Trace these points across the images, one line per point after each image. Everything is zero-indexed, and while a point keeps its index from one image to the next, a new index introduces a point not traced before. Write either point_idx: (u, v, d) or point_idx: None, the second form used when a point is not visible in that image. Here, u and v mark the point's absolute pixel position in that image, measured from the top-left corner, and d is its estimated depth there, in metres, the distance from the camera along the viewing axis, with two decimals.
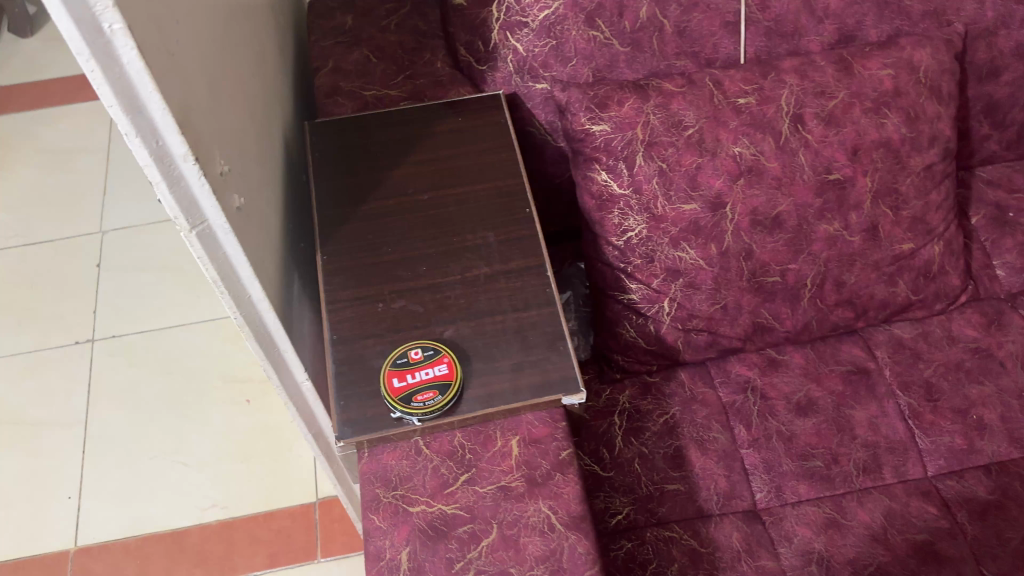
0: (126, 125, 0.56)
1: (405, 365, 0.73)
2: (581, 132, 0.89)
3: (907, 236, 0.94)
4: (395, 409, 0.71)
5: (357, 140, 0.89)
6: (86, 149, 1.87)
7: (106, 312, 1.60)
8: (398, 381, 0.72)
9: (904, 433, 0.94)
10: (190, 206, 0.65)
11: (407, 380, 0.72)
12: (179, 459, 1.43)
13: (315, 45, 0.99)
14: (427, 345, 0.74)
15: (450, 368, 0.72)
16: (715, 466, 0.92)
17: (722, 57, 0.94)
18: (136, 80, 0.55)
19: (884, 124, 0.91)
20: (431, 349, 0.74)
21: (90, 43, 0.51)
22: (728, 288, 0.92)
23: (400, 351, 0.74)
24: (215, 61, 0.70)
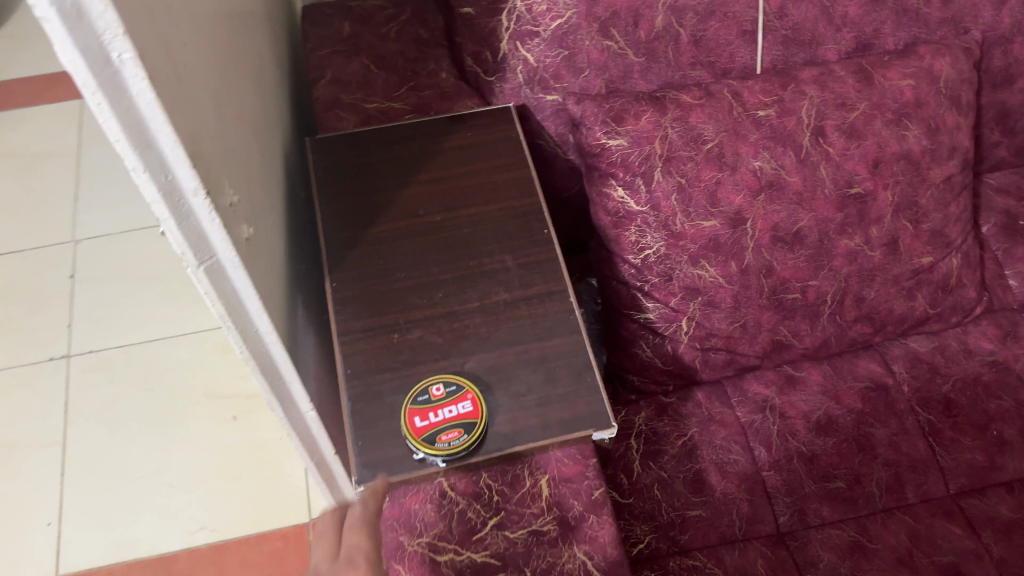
0: (133, 161, 0.51)
1: (427, 403, 0.69)
2: (597, 147, 0.86)
3: (927, 249, 0.92)
4: (417, 450, 0.67)
5: (362, 157, 0.85)
6: (54, 153, 1.79)
7: (82, 325, 1.54)
8: (419, 419, 0.68)
9: (925, 451, 0.92)
10: (198, 241, 0.60)
11: (429, 419, 0.68)
12: (163, 480, 1.37)
13: (312, 54, 0.94)
14: (449, 380, 0.70)
15: (475, 406, 0.68)
16: (736, 490, 0.89)
17: (738, 67, 0.91)
18: (147, 113, 0.50)
19: (905, 136, 0.88)
20: (453, 384, 0.70)
21: (98, 75, 0.46)
22: (748, 306, 0.89)
23: (420, 388, 0.70)
24: (221, 82, 0.65)
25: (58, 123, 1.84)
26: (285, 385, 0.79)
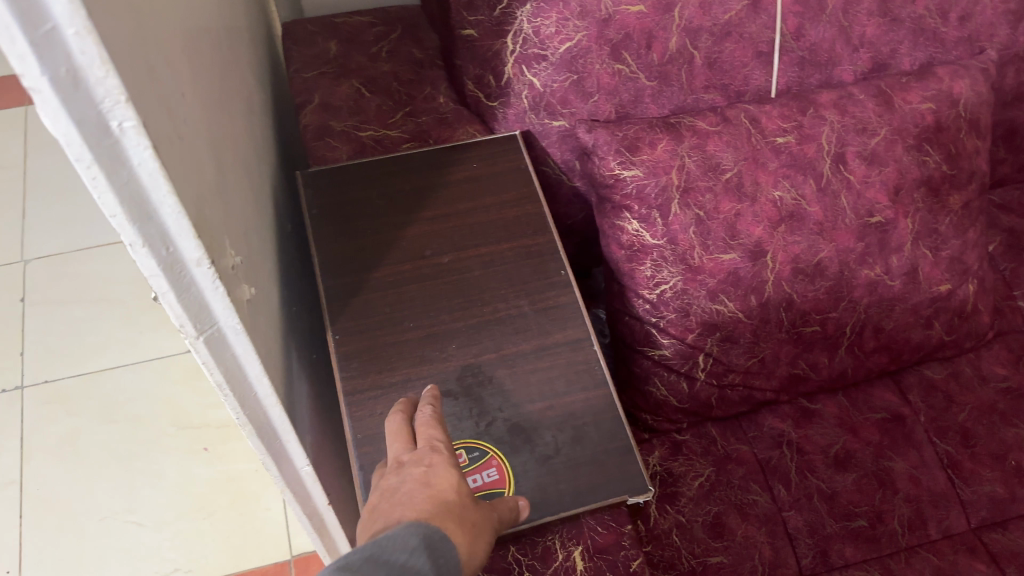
0: (131, 235, 0.45)
1: None
2: (609, 178, 0.81)
3: (946, 276, 0.89)
4: None
5: (360, 194, 0.78)
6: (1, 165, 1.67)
7: (37, 354, 1.43)
8: None
9: (945, 484, 0.89)
10: (198, 312, 0.53)
11: None
12: (131, 519, 1.28)
13: (297, 76, 0.87)
14: (471, 446, 0.65)
15: (501, 473, 0.64)
16: (757, 533, 0.85)
17: (752, 89, 0.86)
18: (148, 183, 0.43)
19: (925, 162, 0.85)
20: (475, 450, 0.65)
21: (94, 146, 0.40)
22: (767, 340, 0.86)
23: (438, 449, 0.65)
24: (218, 129, 0.58)
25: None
26: (283, 445, 0.72)
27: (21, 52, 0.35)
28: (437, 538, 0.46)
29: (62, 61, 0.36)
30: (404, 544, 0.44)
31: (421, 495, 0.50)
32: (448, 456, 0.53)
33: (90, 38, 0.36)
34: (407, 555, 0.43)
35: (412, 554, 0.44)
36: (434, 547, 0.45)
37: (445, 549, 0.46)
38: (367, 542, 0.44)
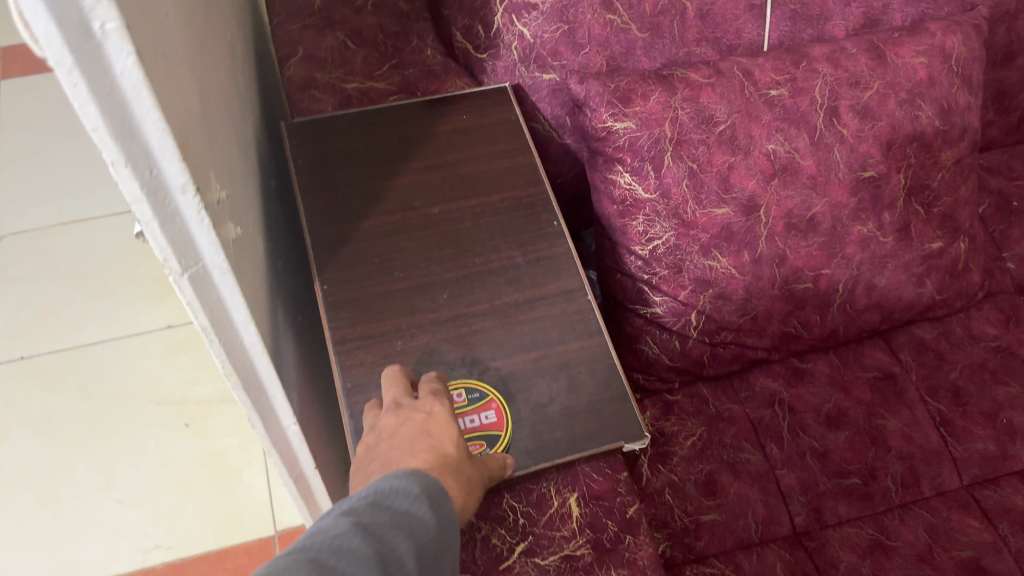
0: (113, 153, 0.43)
1: None
2: (601, 131, 0.79)
3: (937, 234, 0.89)
4: None
5: (347, 145, 0.76)
6: None
7: (13, 331, 1.38)
8: None
9: (937, 442, 0.89)
10: (183, 247, 0.51)
11: None
12: (111, 496, 1.23)
13: (280, 28, 0.84)
14: (472, 386, 0.64)
15: (500, 417, 0.63)
16: (750, 491, 0.85)
17: (744, 43, 0.85)
18: (131, 95, 0.42)
19: (919, 116, 0.84)
20: (475, 392, 0.64)
21: (74, 49, 0.38)
22: (760, 298, 0.85)
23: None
24: (201, 63, 0.56)
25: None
26: (270, 401, 0.70)
27: None
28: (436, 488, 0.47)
29: None
30: (406, 492, 0.45)
31: (421, 438, 0.52)
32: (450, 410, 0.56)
33: None
34: (410, 502, 0.45)
35: (415, 500, 0.45)
36: (436, 498, 0.46)
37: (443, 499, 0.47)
38: (368, 490, 0.45)
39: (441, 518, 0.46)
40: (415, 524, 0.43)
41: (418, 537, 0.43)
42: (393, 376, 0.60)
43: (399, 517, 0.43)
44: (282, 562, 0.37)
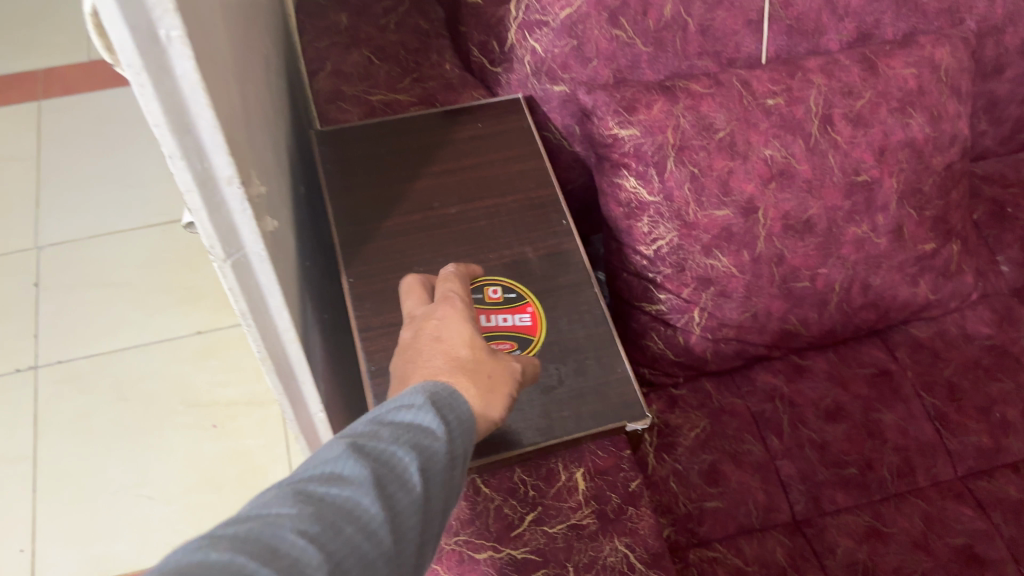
0: (171, 146, 0.49)
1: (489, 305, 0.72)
2: (608, 137, 0.84)
3: (930, 236, 0.93)
4: None
5: (370, 150, 0.83)
6: (17, 158, 1.63)
7: (50, 335, 1.41)
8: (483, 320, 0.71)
9: (933, 435, 0.93)
10: (228, 234, 0.57)
11: (492, 321, 0.71)
12: (142, 493, 1.26)
13: (309, 46, 0.92)
14: (509, 288, 0.73)
15: (534, 318, 0.72)
16: (751, 479, 0.89)
17: (743, 57, 0.91)
18: (188, 95, 0.48)
19: (909, 124, 0.89)
20: (513, 293, 0.73)
21: (144, 53, 0.44)
22: (759, 295, 0.89)
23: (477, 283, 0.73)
24: (241, 72, 0.63)
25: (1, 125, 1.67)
26: (298, 387, 0.75)
27: None
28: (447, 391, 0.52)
29: None
30: (410, 404, 0.49)
31: (435, 345, 0.58)
32: (463, 313, 0.61)
33: None
34: (413, 415, 0.48)
35: (418, 412, 0.48)
36: (443, 408, 0.50)
37: (455, 398, 0.51)
38: (371, 415, 0.48)
39: (449, 427, 0.49)
40: (419, 437, 0.47)
41: (422, 450, 0.46)
42: (409, 294, 0.67)
43: (403, 432, 0.46)
44: (271, 493, 0.40)
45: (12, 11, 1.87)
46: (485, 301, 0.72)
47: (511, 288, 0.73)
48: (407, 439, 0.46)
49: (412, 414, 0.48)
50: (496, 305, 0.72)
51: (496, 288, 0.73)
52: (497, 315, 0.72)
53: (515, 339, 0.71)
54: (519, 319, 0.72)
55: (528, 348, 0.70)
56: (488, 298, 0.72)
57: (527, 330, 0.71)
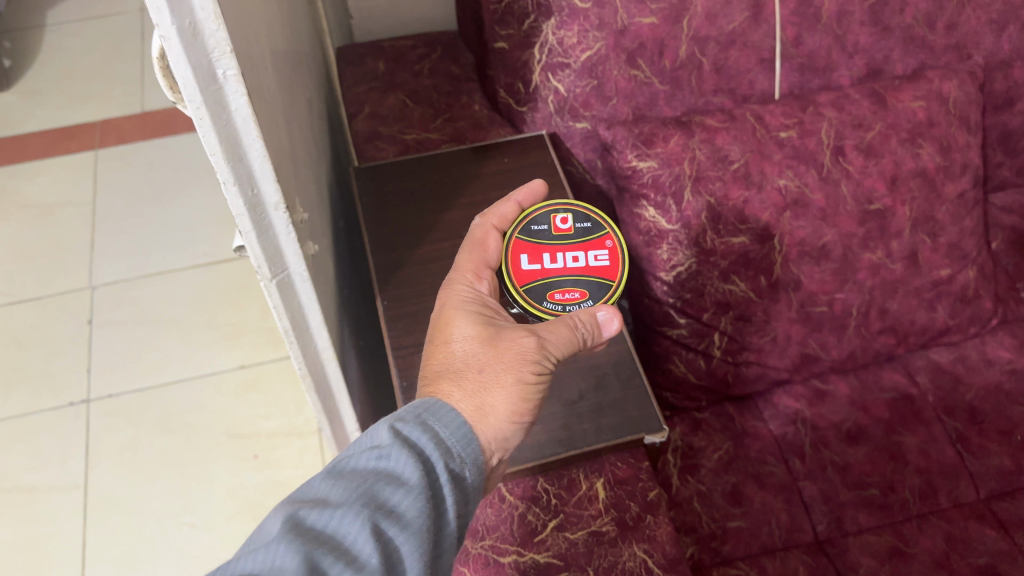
0: (225, 173, 0.55)
1: (558, 239, 0.70)
2: (628, 169, 0.89)
3: (945, 262, 0.96)
4: (540, 292, 0.68)
5: (404, 184, 0.89)
6: (72, 203, 1.72)
7: (102, 369, 1.48)
8: (551, 257, 0.69)
9: (955, 458, 0.94)
10: (274, 255, 0.63)
11: (562, 259, 0.70)
12: (186, 521, 1.31)
13: (350, 91, 0.99)
14: (583, 223, 0.71)
15: (612, 259, 0.70)
16: (774, 500, 0.91)
17: (757, 93, 0.95)
18: (242, 127, 0.53)
19: (920, 154, 0.93)
20: (588, 229, 0.71)
21: (203, 90, 0.50)
22: (777, 320, 0.93)
23: (541, 214, 0.71)
24: (287, 110, 0.69)
25: (60, 175, 1.77)
26: (337, 404, 0.83)
27: (158, 5, 0.45)
28: (425, 414, 0.56)
29: (186, 15, 0.46)
30: (373, 453, 0.52)
31: (439, 350, 0.62)
32: (462, 309, 0.64)
33: None
34: (371, 471, 0.51)
35: (379, 460, 0.52)
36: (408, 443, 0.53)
37: (441, 413, 0.56)
38: (332, 472, 0.51)
39: (416, 460, 0.52)
40: (375, 484, 0.50)
41: (376, 497, 0.49)
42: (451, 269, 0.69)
43: (359, 482, 0.50)
44: None
45: (70, 68, 1.99)
46: (553, 234, 0.70)
47: (585, 218, 0.71)
48: (361, 489, 0.49)
49: (372, 458, 0.52)
50: (566, 238, 0.70)
51: (567, 218, 0.71)
52: (568, 251, 0.70)
53: (588, 283, 0.69)
54: (592, 256, 0.70)
55: (604, 292, 0.69)
56: (556, 231, 0.70)
57: (602, 268, 0.70)
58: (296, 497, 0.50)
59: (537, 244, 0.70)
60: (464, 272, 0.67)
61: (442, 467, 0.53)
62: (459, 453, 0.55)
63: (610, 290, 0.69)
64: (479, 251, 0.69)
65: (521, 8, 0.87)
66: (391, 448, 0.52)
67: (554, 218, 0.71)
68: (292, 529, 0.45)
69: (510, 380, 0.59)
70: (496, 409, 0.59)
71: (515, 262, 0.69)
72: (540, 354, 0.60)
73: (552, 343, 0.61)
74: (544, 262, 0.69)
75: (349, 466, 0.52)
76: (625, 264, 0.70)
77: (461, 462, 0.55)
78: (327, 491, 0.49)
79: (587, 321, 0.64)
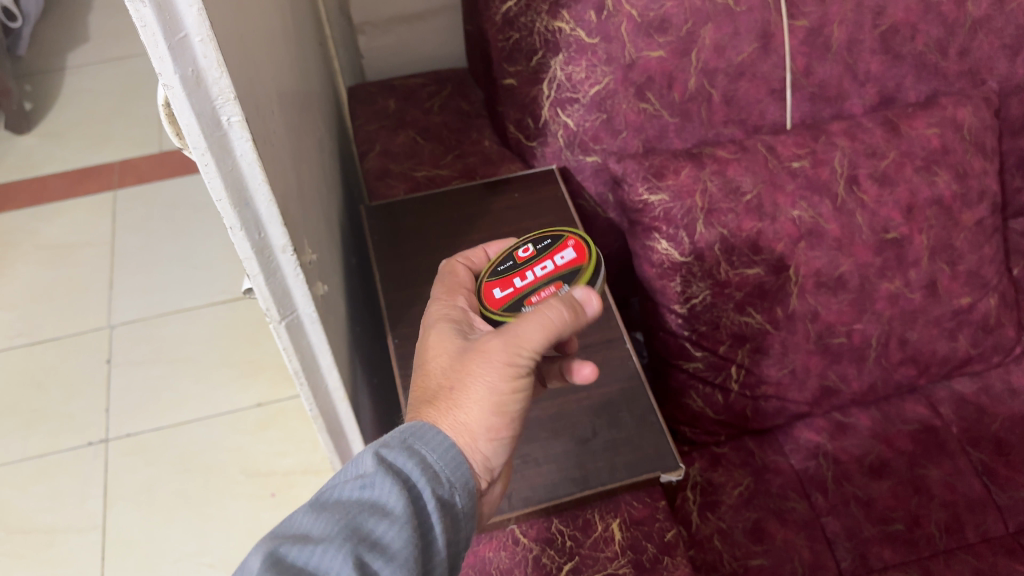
0: (232, 218, 0.55)
1: (524, 261, 0.66)
2: (639, 203, 0.89)
3: (965, 290, 0.94)
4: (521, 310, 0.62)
5: (415, 221, 0.89)
6: (91, 243, 1.74)
7: (120, 409, 1.48)
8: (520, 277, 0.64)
9: (981, 491, 0.92)
10: (282, 297, 0.63)
11: (531, 275, 0.64)
12: (203, 561, 1.30)
13: (360, 129, 1.00)
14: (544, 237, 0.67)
15: (580, 251, 0.64)
16: (797, 537, 0.89)
17: (768, 123, 0.94)
18: (247, 172, 0.53)
19: (935, 181, 0.91)
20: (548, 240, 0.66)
21: (208, 137, 0.50)
22: (795, 352, 0.92)
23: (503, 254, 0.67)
24: (295, 151, 0.69)
25: (79, 216, 1.79)
26: (348, 443, 0.83)
27: (161, 54, 0.45)
28: (411, 437, 0.55)
29: (189, 63, 0.46)
30: (356, 481, 0.52)
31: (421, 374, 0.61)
32: (436, 326, 0.62)
33: (210, 45, 0.46)
34: (357, 499, 0.51)
35: (363, 490, 0.51)
36: (394, 469, 0.53)
37: (427, 436, 0.55)
38: (316, 504, 0.51)
39: (400, 486, 0.52)
40: (357, 517, 0.49)
41: (359, 529, 0.49)
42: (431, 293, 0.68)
43: (341, 513, 0.50)
44: None
45: (89, 110, 2.02)
46: (519, 263, 0.66)
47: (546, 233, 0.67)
48: (343, 521, 0.49)
49: (357, 487, 0.51)
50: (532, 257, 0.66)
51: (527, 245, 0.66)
52: (536, 265, 0.65)
53: (563, 281, 0.63)
54: (558, 258, 0.64)
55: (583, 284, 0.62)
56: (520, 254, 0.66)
57: (571, 263, 0.64)
58: (279, 532, 0.49)
59: (506, 275, 0.65)
60: (439, 296, 0.66)
61: (428, 493, 0.52)
62: (446, 476, 0.54)
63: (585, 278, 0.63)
64: (450, 275, 0.68)
65: (529, 44, 0.88)
66: (375, 476, 0.51)
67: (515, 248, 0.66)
68: (269, 569, 0.45)
69: (480, 392, 0.57)
70: (469, 425, 0.58)
71: (489, 297, 0.64)
72: (511, 361, 0.57)
73: (523, 340, 0.56)
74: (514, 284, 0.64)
75: (333, 496, 0.52)
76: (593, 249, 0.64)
77: (449, 485, 0.54)
78: (310, 525, 0.49)
79: (564, 299, 0.58)
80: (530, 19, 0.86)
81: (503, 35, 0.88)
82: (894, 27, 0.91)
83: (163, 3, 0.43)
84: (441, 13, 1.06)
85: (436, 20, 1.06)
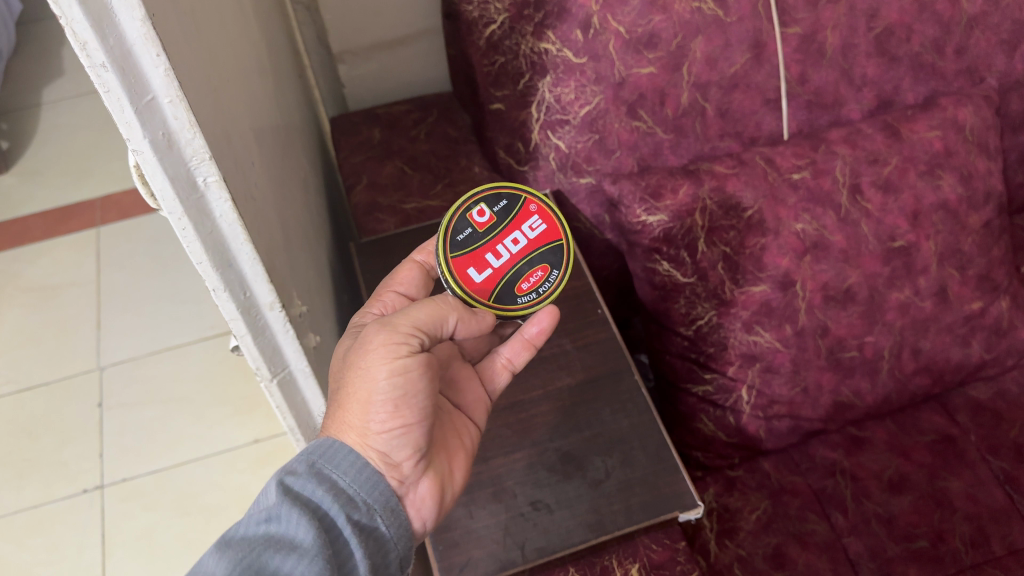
0: (214, 281, 0.52)
1: (480, 236, 0.66)
2: (637, 224, 0.85)
3: (976, 295, 0.92)
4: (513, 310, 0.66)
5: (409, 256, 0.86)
6: (76, 282, 1.70)
7: (114, 453, 1.44)
8: (495, 258, 0.65)
9: (1005, 500, 0.90)
10: (272, 354, 0.60)
11: (500, 259, 0.66)
12: None
13: (346, 162, 0.97)
14: (495, 202, 0.67)
15: (548, 224, 0.67)
16: (819, 561, 0.86)
17: (765, 134, 0.91)
18: (228, 233, 0.50)
19: (940, 186, 0.89)
20: (500, 205, 0.67)
21: (184, 200, 0.47)
22: (807, 369, 0.89)
23: (457, 219, 0.66)
24: (279, 197, 0.66)
25: (63, 255, 1.75)
26: None
27: (128, 120, 0.42)
28: (318, 459, 0.55)
29: (159, 126, 0.43)
30: (257, 515, 0.51)
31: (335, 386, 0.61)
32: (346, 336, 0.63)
33: (181, 105, 0.43)
34: (263, 528, 0.50)
35: (267, 521, 0.51)
36: (301, 498, 0.53)
37: (335, 456, 0.55)
38: (221, 538, 0.50)
39: (310, 515, 0.51)
40: (259, 550, 0.49)
41: (260, 565, 0.48)
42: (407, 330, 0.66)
43: (247, 550, 0.48)
44: None
45: (66, 146, 1.98)
46: (480, 232, 0.66)
47: (497, 198, 0.67)
48: (245, 557, 0.48)
49: (264, 522, 0.51)
50: (493, 230, 0.66)
51: (483, 208, 0.67)
52: (505, 238, 0.66)
53: (542, 257, 0.66)
54: (529, 230, 0.67)
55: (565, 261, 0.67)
56: (481, 226, 0.66)
57: (546, 234, 0.67)
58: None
59: (473, 251, 0.65)
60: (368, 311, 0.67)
61: (343, 519, 0.52)
62: (363, 498, 0.54)
63: (565, 251, 0.67)
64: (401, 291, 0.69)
65: (515, 67, 0.85)
66: (281, 507, 0.51)
67: (469, 215, 0.66)
68: None
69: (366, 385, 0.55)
70: (359, 425, 0.55)
71: (467, 279, 0.65)
72: (393, 338, 0.55)
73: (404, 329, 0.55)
74: (494, 262, 0.65)
75: (237, 534, 0.50)
76: (558, 218, 0.68)
77: (364, 506, 0.55)
78: (213, 565, 0.48)
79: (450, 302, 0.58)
80: (514, 41, 0.83)
81: (487, 59, 0.85)
82: (889, 29, 0.89)
83: (127, 66, 0.40)
84: (420, 37, 1.03)
85: (417, 44, 1.04)
